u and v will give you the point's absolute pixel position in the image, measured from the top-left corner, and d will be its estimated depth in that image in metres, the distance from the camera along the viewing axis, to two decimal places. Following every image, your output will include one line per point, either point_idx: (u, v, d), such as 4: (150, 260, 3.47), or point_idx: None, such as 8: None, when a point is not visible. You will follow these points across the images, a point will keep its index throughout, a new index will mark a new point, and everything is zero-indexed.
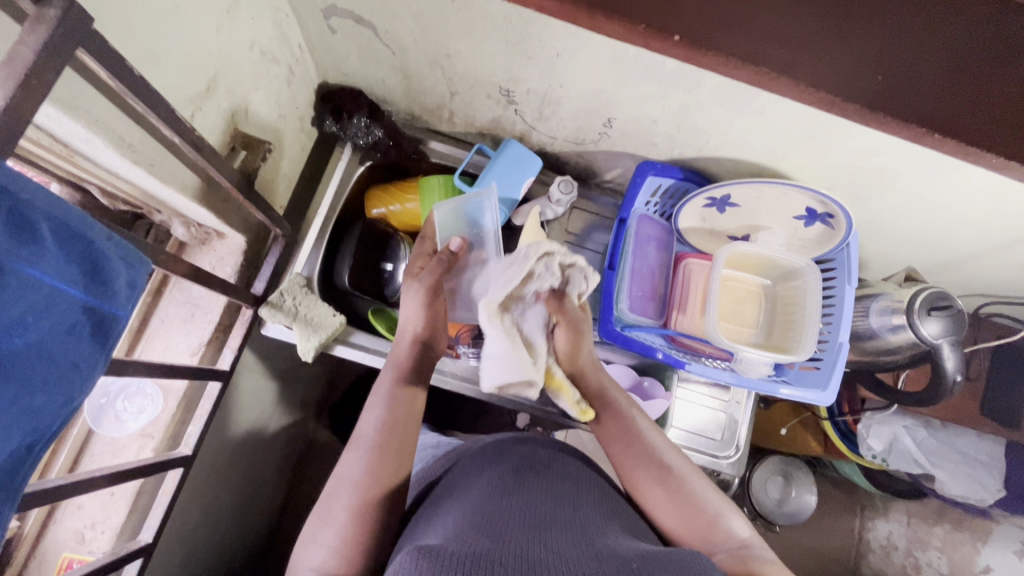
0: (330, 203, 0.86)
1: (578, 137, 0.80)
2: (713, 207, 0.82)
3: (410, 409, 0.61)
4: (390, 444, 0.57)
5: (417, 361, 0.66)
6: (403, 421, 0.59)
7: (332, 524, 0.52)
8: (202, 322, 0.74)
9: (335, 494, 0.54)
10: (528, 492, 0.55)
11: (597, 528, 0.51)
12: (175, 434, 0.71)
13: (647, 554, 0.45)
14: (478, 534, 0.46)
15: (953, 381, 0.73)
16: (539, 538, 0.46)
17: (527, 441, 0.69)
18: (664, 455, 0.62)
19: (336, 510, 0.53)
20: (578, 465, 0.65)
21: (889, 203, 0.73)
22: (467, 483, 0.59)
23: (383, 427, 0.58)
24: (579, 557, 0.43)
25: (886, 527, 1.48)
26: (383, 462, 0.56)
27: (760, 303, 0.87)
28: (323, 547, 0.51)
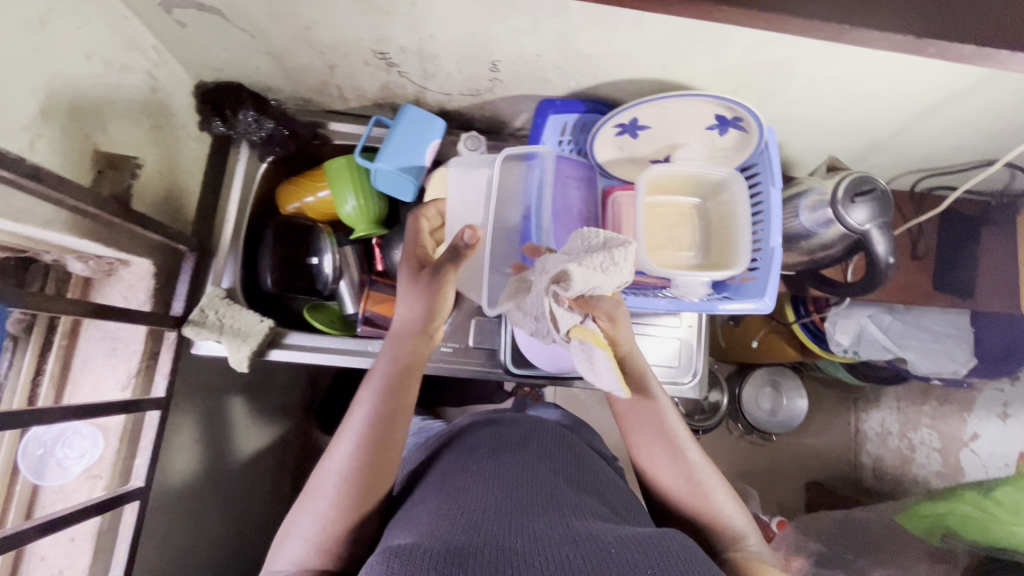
0: (238, 206, 0.83)
1: (471, 89, 0.76)
2: (624, 133, 0.78)
3: (398, 409, 0.64)
4: (376, 439, 0.61)
5: (409, 367, 0.67)
6: (392, 419, 0.63)
7: (313, 519, 0.57)
8: (127, 354, 0.73)
9: (320, 488, 0.59)
10: (511, 471, 0.61)
11: (572, 507, 0.56)
12: (125, 469, 0.71)
13: (623, 537, 0.50)
14: (459, 529, 0.52)
15: (887, 265, 0.71)
16: (520, 526, 0.51)
17: (506, 424, 0.75)
18: (668, 424, 0.70)
19: (319, 504, 0.58)
20: (553, 436, 0.72)
21: (798, 94, 0.70)
22: (447, 474, 0.65)
23: (367, 423, 0.62)
24: (554, 545, 0.48)
25: (879, 415, 1.63)
26: (369, 460, 0.60)
27: (694, 223, 0.85)
28: (302, 539, 0.56)
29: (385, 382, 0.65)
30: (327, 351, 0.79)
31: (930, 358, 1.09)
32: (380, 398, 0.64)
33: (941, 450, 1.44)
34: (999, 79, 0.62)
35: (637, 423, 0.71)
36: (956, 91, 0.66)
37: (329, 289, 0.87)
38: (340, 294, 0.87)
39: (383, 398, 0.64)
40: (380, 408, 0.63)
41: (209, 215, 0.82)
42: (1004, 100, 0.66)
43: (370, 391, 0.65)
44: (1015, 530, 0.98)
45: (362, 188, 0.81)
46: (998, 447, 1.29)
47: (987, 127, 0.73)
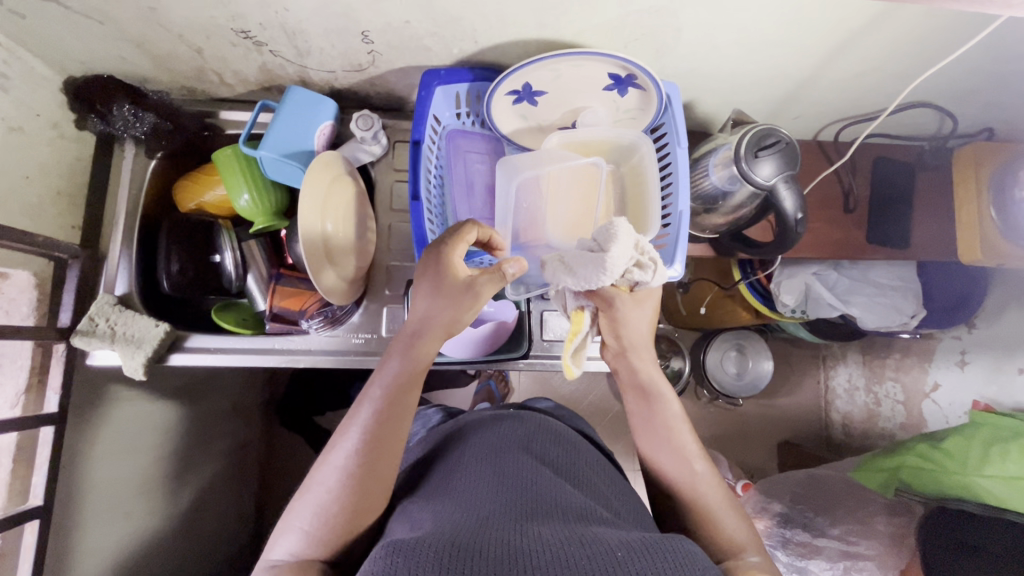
0: (128, 206, 0.79)
1: (353, 64, 0.71)
2: (522, 100, 0.74)
3: (404, 409, 0.61)
4: (381, 435, 0.59)
5: (420, 364, 0.63)
6: (398, 417, 0.60)
7: (313, 512, 0.56)
8: (13, 371, 0.69)
9: (323, 482, 0.57)
10: (517, 474, 0.61)
11: (579, 510, 0.57)
12: (24, 488, 0.69)
13: (633, 548, 0.48)
14: (458, 528, 0.52)
15: (797, 221, 0.68)
16: (521, 529, 0.51)
17: (520, 422, 0.75)
18: (673, 424, 0.69)
19: (321, 496, 0.56)
20: (555, 440, 0.73)
21: (691, 45, 0.65)
22: (455, 471, 0.65)
23: (376, 422, 0.59)
24: (563, 542, 0.49)
25: (846, 371, 1.64)
26: (374, 455, 0.58)
27: (610, 190, 0.81)
28: (302, 531, 0.55)
29: (395, 378, 0.62)
30: (232, 351, 0.77)
31: (875, 313, 1.07)
32: (389, 396, 0.61)
33: (904, 403, 1.46)
34: (894, 12, 0.58)
35: (643, 420, 0.71)
36: (855, 29, 0.62)
37: (236, 287, 0.84)
38: (248, 291, 0.84)
39: (387, 397, 0.61)
40: (384, 407, 0.60)
41: (97, 218, 0.78)
42: (906, 33, 0.62)
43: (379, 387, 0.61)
44: (962, 479, 0.96)
45: (255, 179, 0.77)
46: (956, 396, 1.31)
47: (899, 67, 0.69)
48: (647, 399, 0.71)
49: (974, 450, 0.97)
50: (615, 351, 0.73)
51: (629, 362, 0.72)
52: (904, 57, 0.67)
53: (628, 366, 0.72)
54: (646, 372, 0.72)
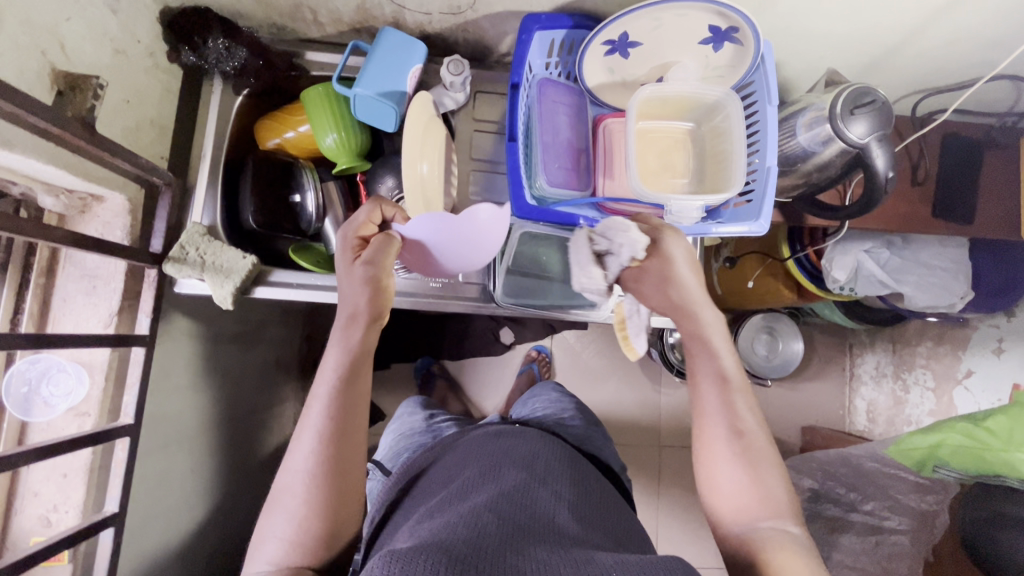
0: (214, 140, 0.79)
1: (452, 6, 0.71)
2: (615, 52, 0.74)
3: (357, 404, 0.60)
4: (335, 428, 0.57)
5: (364, 348, 0.62)
6: (351, 412, 0.59)
7: (287, 519, 0.54)
8: (107, 292, 0.70)
9: (289, 489, 0.56)
10: (508, 495, 0.61)
11: (569, 531, 0.58)
12: (113, 406, 0.70)
13: (624, 562, 0.51)
14: (458, 539, 0.52)
15: (886, 180, 0.69)
16: (522, 549, 0.52)
17: (517, 442, 0.76)
18: (732, 398, 0.63)
19: (292, 503, 0.55)
20: (556, 461, 0.74)
21: (796, 1, 0.66)
22: (449, 491, 0.65)
23: (329, 419, 0.57)
24: (561, 564, 0.49)
25: (874, 358, 1.66)
26: (335, 450, 0.57)
27: (689, 149, 0.82)
28: (280, 540, 0.54)
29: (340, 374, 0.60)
30: (314, 288, 0.78)
31: (925, 292, 1.08)
32: (339, 391, 0.59)
33: (934, 389, 1.48)
34: None
35: (700, 390, 0.65)
36: None
37: (313, 228, 0.85)
38: (324, 234, 0.85)
39: (338, 396, 0.59)
40: (340, 405, 0.58)
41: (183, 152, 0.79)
42: None
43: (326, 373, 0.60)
44: (1007, 457, 0.95)
45: (342, 120, 0.78)
46: (989, 383, 1.33)
47: (992, 33, 0.70)
48: (703, 368, 0.65)
49: (1018, 428, 0.96)
50: (671, 308, 0.66)
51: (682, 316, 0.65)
52: (1001, 22, 0.68)
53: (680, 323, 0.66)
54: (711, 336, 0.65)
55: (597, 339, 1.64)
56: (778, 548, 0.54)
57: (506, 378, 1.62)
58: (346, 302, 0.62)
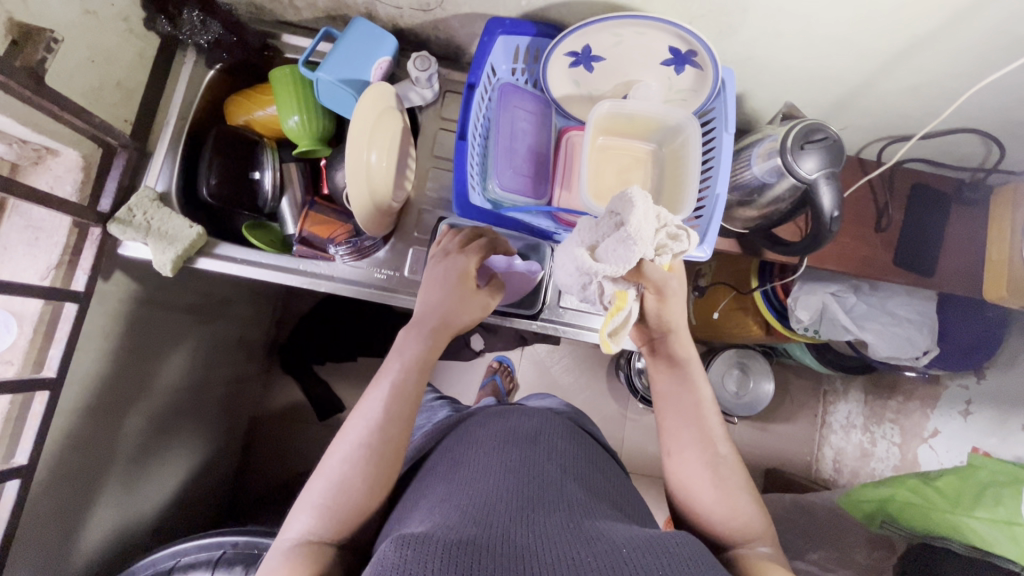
0: (181, 110, 0.81)
1: (420, 2, 0.72)
2: (579, 64, 0.75)
3: (412, 396, 0.64)
4: (392, 416, 0.62)
5: (433, 352, 0.68)
6: (407, 407, 0.63)
7: (328, 485, 0.58)
8: (48, 245, 0.71)
9: (337, 461, 0.59)
10: (526, 471, 0.61)
11: (579, 503, 0.58)
12: (39, 358, 0.70)
13: (635, 540, 0.51)
14: (464, 521, 0.52)
15: (832, 220, 0.68)
16: (530, 525, 0.52)
17: (522, 416, 0.75)
18: (705, 425, 0.67)
19: (336, 473, 0.58)
20: (566, 433, 0.73)
21: (756, 31, 0.66)
22: (458, 464, 0.65)
23: (387, 406, 0.62)
24: (568, 542, 0.50)
25: (845, 408, 1.62)
26: (388, 436, 0.61)
27: (649, 170, 0.82)
28: (315, 506, 0.57)
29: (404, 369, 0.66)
30: (257, 266, 0.78)
31: (886, 341, 1.06)
32: (402, 382, 0.64)
33: (900, 445, 1.45)
34: (965, 19, 0.59)
35: (670, 416, 0.69)
36: (920, 35, 0.62)
37: (270, 207, 0.85)
38: (280, 213, 0.86)
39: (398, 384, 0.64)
40: (397, 393, 0.64)
41: (148, 118, 0.80)
42: (970, 46, 0.63)
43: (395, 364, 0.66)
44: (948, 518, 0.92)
45: (306, 103, 0.79)
46: (954, 444, 1.30)
47: (955, 84, 0.70)
48: (677, 395, 0.69)
49: (967, 492, 0.94)
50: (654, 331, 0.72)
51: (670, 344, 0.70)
52: (963, 73, 0.68)
53: (665, 346, 0.71)
54: (687, 361, 0.70)
55: (567, 356, 1.63)
56: (757, 563, 0.58)
57: (472, 384, 1.61)
58: (425, 302, 0.69)
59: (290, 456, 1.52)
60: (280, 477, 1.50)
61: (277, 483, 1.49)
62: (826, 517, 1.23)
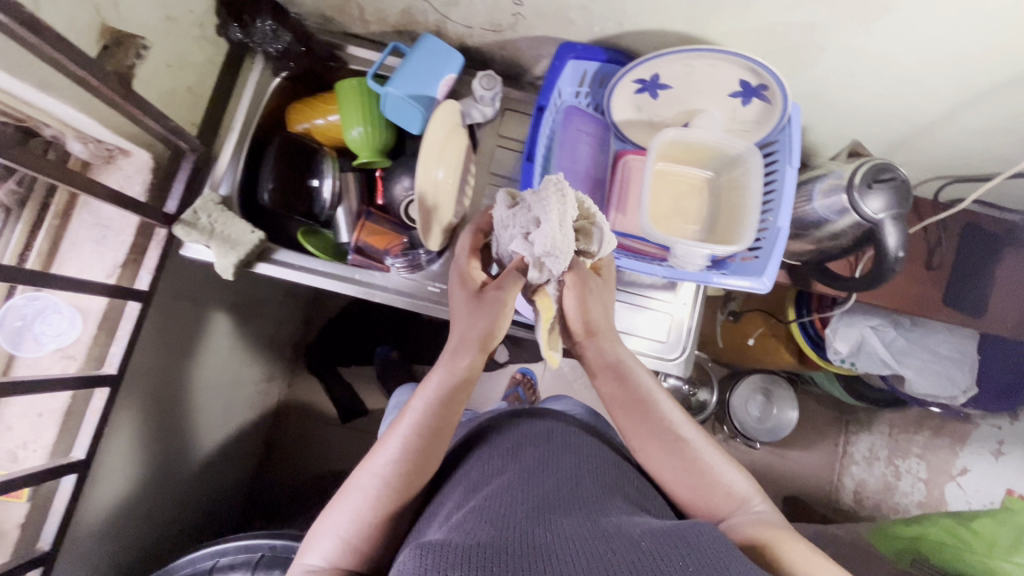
0: (246, 116, 0.82)
1: (493, 23, 0.73)
2: (645, 92, 0.75)
3: (443, 424, 0.62)
4: (420, 447, 0.60)
5: (466, 377, 0.64)
6: (435, 433, 0.61)
7: (352, 518, 0.56)
8: (115, 243, 0.73)
9: (361, 491, 0.57)
10: (538, 469, 0.59)
11: (595, 500, 0.56)
12: (100, 355, 0.72)
13: (652, 531, 0.49)
14: (480, 522, 0.50)
15: (897, 259, 0.68)
16: (546, 524, 0.50)
17: (527, 414, 0.73)
18: (664, 415, 0.66)
19: (359, 504, 0.56)
20: (586, 436, 0.71)
21: (830, 68, 0.66)
22: (471, 466, 0.64)
23: (416, 434, 0.60)
24: (585, 539, 0.48)
25: (869, 440, 1.61)
26: (414, 465, 0.59)
27: (705, 197, 0.82)
28: (337, 538, 0.55)
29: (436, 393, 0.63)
30: (314, 273, 0.79)
31: (926, 378, 1.06)
32: (431, 407, 0.62)
33: (926, 481, 1.43)
34: None
35: (625, 414, 0.68)
36: (998, 81, 0.62)
37: (326, 215, 0.86)
38: (335, 221, 0.87)
39: (428, 409, 0.62)
40: (426, 417, 0.61)
41: (215, 121, 0.81)
42: None
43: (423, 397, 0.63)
44: (987, 561, 0.92)
45: (371, 116, 0.80)
46: (983, 483, 1.29)
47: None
48: (629, 390, 0.68)
49: (1005, 537, 0.94)
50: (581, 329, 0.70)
51: (598, 345, 0.70)
52: None
53: (596, 346, 0.71)
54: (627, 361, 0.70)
55: None
56: (761, 528, 0.57)
57: (495, 394, 1.61)
58: (455, 333, 0.66)
59: (310, 456, 1.53)
60: (299, 477, 1.51)
61: (297, 483, 1.50)
62: (842, 543, 1.18)
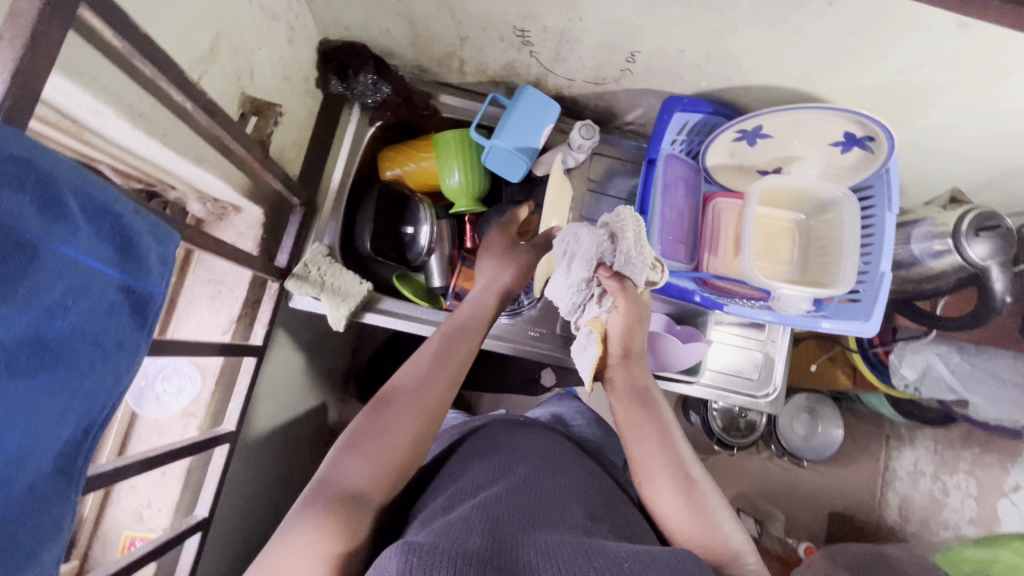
0: (345, 166, 0.83)
1: (597, 77, 0.75)
2: (743, 140, 0.77)
3: (469, 359, 0.64)
4: (449, 378, 0.61)
5: (484, 321, 0.69)
6: (461, 365, 0.63)
7: (378, 437, 0.54)
8: (230, 299, 0.73)
9: (389, 406, 0.57)
10: (532, 486, 0.56)
11: (580, 523, 0.52)
12: (217, 411, 0.72)
13: (637, 553, 0.45)
14: (468, 530, 0.46)
15: (1001, 304, 0.70)
16: (529, 538, 0.46)
17: (516, 434, 0.69)
18: (678, 447, 0.62)
19: (388, 424, 0.55)
20: (573, 459, 0.66)
21: (935, 120, 0.69)
22: (455, 478, 0.60)
23: (444, 365, 0.62)
24: (569, 555, 0.43)
25: (913, 454, 1.51)
26: (440, 395, 0.59)
27: (794, 239, 0.84)
28: (363, 457, 0.53)
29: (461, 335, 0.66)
30: (418, 321, 0.79)
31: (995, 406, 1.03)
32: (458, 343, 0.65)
33: (976, 498, 1.32)
34: None
35: (636, 435, 0.64)
36: None
37: (420, 260, 0.88)
38: (428, 266, 0.88)
39: (454, 341, 0.65)
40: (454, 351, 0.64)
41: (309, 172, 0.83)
42: None
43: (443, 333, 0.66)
44: None
45: (470, 163, 0.82)
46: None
47: None
48: (642, 416, 0.65)
49: None
50: (619, 351, 0.69)
51: (629, 369, 0.68)
52: None
53: (621, 373, 0.68)
54: (653, 394, 0.67)
55: None
56: None
57: None
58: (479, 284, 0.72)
59: None
60: None
61: None
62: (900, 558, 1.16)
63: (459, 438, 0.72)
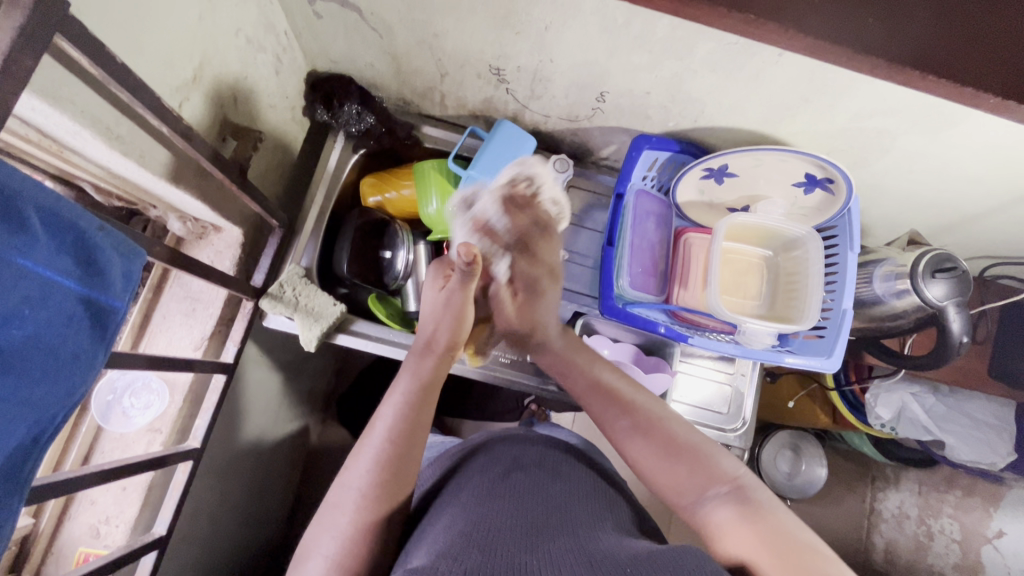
0: (327, 190, 0.85)
1: (570, 114, 0.79)
2: (710, 178, 0.80)
3: (420, 420, 0.58)
4: (398, 454, 0.55)
5: (435, 376, 0.63)
6: (411, 431, 0.57)
7: (334, 537, 0.50)
8: (204, 316, 0.74)
9: (339, 506, 0.52)
10: (530, 498, 0.55)
11: (581, 527, 0.52)
12: (183, 427, 0.72)
13: (638, 556, 0.44)
14: (468, 548, 0.46)
15: (959, 343, 0.72)
16: (530, 551, 0.46)
17: (520, 442, 0.68)
18: (641, 407, 0.62)
19: (340, 521, 0.51)
20: (572, 466, 0.65)
21: (890, 165, 0.72)
22: (458, 490, 0.60)
23: (390, 436, 0.56)
24: (572, 567, 0.43)
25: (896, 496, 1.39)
26: (391, 474, 0.54)
27: (762, 275, 0.86)
28: (324, 559, 0.49)
29: (409, 394, 0.60)
30: (390, 343, 0.81)
31: (968, 445, 1.05)
32: (408, 406, 0.59)
33: (960, 543, 1.30)
34: None
35: (605, 413, 0.63)
36: None
37: (396, 284, 0.89)
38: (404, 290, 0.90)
39: (407, 406, 0.58)
40: (403, 419, 0.57)
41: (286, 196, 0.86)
42: None
43: (390, 413, 0.58)
44: None
45: (448, 192, 0.84)
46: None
47: None
48: (605, 396, 0.64)
49: None
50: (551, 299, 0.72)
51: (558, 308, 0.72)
52: None
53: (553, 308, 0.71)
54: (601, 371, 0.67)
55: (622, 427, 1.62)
56: (756, 510, 0.51)
57: None
58: (424, 335, 0.67)
59: None
60: None
61: None
62: None
63: (462, 451, 0.71)
